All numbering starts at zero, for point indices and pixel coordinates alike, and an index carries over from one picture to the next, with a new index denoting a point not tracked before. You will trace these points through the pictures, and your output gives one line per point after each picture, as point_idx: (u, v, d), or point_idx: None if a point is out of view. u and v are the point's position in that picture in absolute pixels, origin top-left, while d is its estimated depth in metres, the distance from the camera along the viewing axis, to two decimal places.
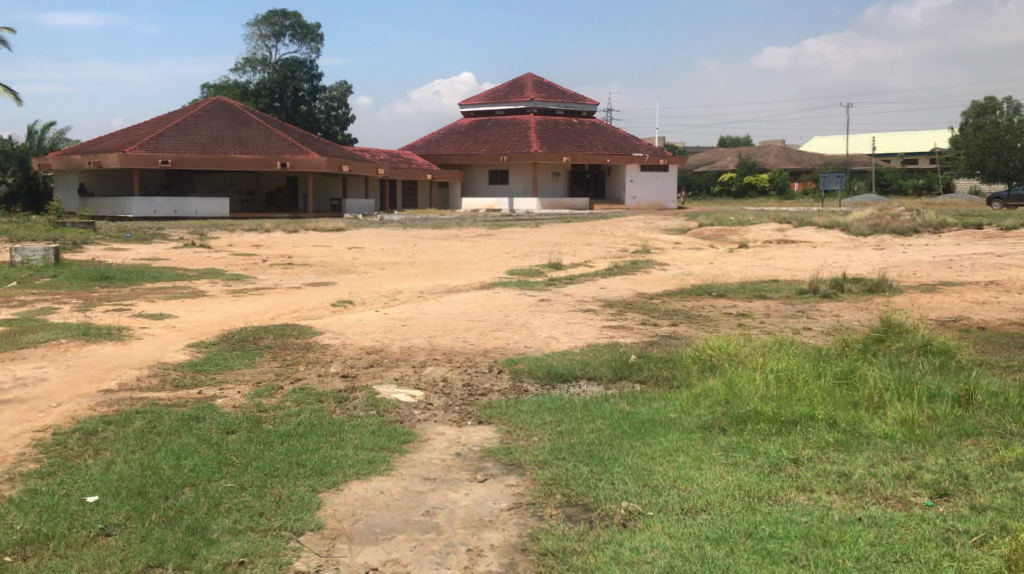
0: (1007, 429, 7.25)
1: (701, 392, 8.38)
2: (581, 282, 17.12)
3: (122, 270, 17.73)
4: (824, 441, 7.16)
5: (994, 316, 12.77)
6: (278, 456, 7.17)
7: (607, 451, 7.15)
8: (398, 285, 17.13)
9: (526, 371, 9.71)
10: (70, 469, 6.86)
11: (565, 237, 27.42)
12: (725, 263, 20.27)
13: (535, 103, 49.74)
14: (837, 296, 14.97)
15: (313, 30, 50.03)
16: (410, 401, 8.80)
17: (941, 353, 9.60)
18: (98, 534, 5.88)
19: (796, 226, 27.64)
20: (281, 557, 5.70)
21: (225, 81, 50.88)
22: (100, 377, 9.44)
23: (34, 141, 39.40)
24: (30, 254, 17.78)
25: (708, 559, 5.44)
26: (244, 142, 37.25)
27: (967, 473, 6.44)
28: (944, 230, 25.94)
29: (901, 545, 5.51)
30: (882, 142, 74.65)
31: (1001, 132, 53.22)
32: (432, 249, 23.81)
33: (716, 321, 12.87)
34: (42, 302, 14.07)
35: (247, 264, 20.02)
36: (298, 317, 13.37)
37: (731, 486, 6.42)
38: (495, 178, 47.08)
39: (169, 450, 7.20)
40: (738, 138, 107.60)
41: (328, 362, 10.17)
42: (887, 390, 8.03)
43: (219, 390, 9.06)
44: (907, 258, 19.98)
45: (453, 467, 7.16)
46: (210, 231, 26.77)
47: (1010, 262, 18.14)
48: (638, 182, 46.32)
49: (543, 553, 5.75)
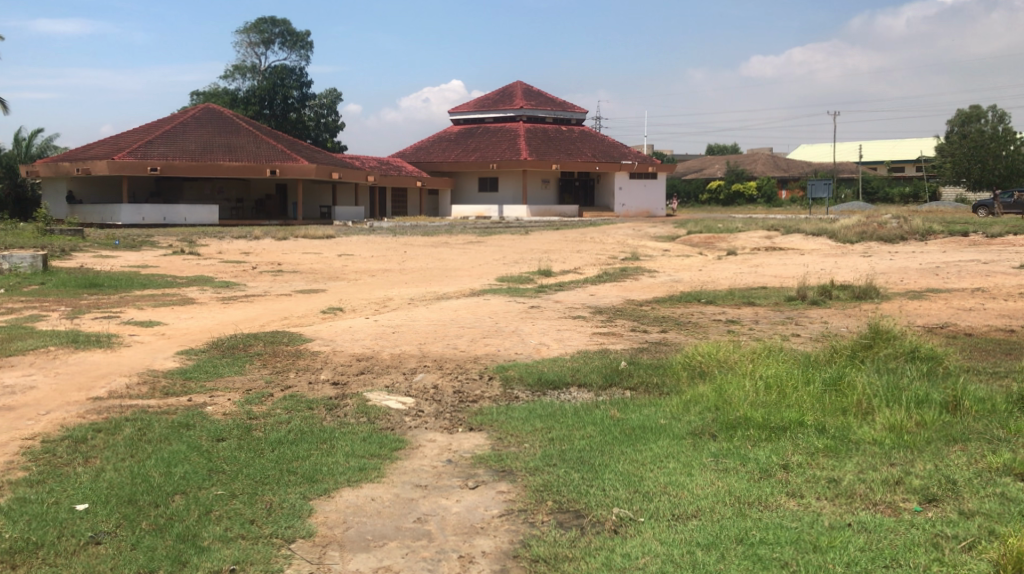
0: (994, 435, 7.30)
1: (691, 397, 8.43)
2: (570, 288, 17.17)
3: (111, 277, 17.64)
4: (814, 447, 7.19)
5: (980, 324, 12.81)
6: (268, 463, 7.16)
7: (598, 457, 7.17)
8: (387, 292, 17.08)
9: (517, 378, 9.74)
10: (59, 477, 6.83)
11: (554, 244, 27.46)
12: (714, 270, 20.39)
13: (523, 111, 50.14)
14: (824, 303, 15.04)
15: (302, 38, 49.86)
16: (400, 408, 8.79)
17: (928, 359, 9.70)
18: (88, 542, 5.86)
19: (784, 233, 27.69)
20: (272, 565, 5.69)
21: (214, 89, 50.85)
22: (90, 385, 9.39)
23: (21, 148, 39.43)
24: (18, 261, 17.70)
25: (699, 565, 5.47)
26: (233, 149, 37.13)
27: (955, 478, 6.49)
28: (931, 237, 25.98)
29: (891, 549, 5.55)
30: (869, 150, 75.03)
31: (985, 140, 53.63)
32: (422, 257, 23.78)
33: (706, 327, 12.93)
34: (30, 310, 13.99)
35: (237, 271, 20.02)
36: (288, 324, 13.36)
37: (722, 491, 6.45)
38: (484, 185, 46.85)
39: (159, 458, 7.17)
40: (725, 146, 108.21)
41: (318, 370, 10.16)
42: (876, 396, 8.10)
43: (209, 397, 9.05)
44: (895, 264, 20.17)
45: (443, 474, 7.16)
46: (198, 238, 26.63)
47: (997, 269, 18.25)
48: (626, 190, 46.47)
49: (534, 560, 5.77)
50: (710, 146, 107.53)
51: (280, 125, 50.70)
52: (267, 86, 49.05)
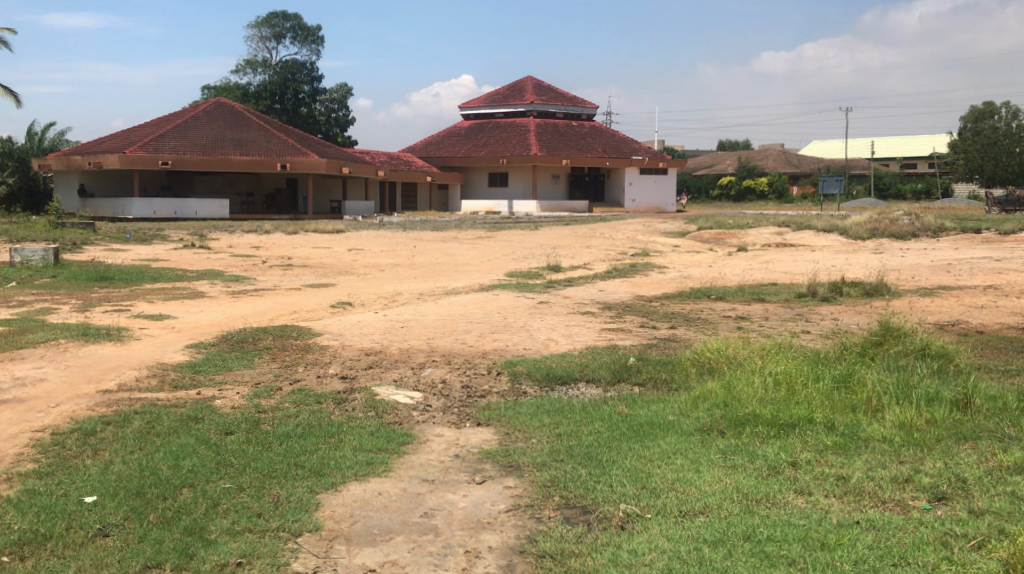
0: (1005, 433, 7.26)
1: (700, 394, 8.39)
2: (579, 284, 17.15)
3: (122, 270, 17.77)
4: (822, 445, 7.16)
5: (991, 321, 12.79)
6: (276, 457, 7.18)
7: (606, 454, 7.14)
8: (397, 287, 17.18)
9: (525, 373, 9.75)
10: (68, 469, 6.85)
11: (564, 239, 27.62)
12: (724, 266, 20.30)
13: (534, 107, 49.92)
14: (836, 300, 15.01)
15: (314, 32, 49.92)
16: (408, 402, 8.81)
17: (939, 356, 9.62)
18: (95, 535, 5.88)
19: (796, 229, 27.67)
20: (279, 559, 5.70)
21: (225, 83, 50.97)
22: (99, 378, 9.43)
23: (34, 141, 39.61)
24: (30, 254, 17.78)
25: (706, 561, 5.45)
26: (244, 143, 37.22)
27: (965, 477, 6.45)
28: (943, 234, 25.92)
29: (900, 548, 5.52)
30: (882, 146, 74.73)
31: (999, 136, 53.41)
32: (431, 252, 23.87)
33: (715, 323, 12.93)
34: (41, 302, 14.11)
35: (246, 265, 20.07)
36: (297, 318, 13.41)
37: (730, 488, 6.43)
38: (494, 180, 46.91)
39: (167, 450, 7.20)
40: (737, 142, 108.25)
41: (327, 364, 10.19)
42: (886, 393, 8.08)
43: (218, 391, 9.08)
44: (906, 261, 20.12)
45: (451, 469, 7.17)
46: (210, 232, 26.82)
47: (1009, 267, 18.20)
48: (637, 185, 46.29)
49: (541, 555, 5.76)
50: (722, 142, 107.58)
51: (290, 119, 50.76)
52: (278, 80, 49.07)
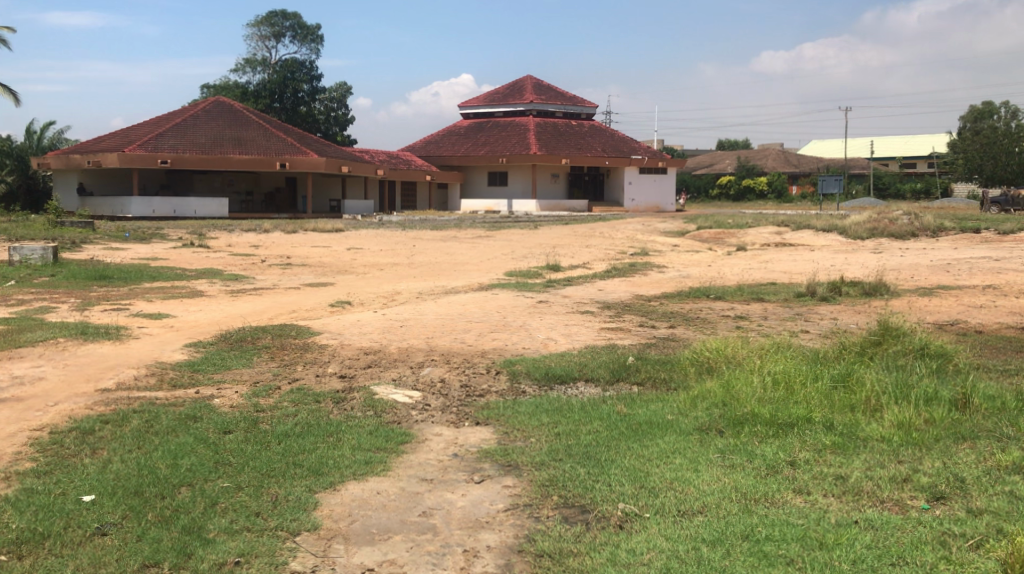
0: (1003, 432, 7.26)
1: (698, 393, 8.39)
2: (578, 283, 17.15)
3: (121, 269, 17.73)
4: (822, 444, 7.15)
5: (990, 320, 12.78)
6: (275, 456, 7.17)
7: (604, 453, 7.14)
8: (396, 286, 17.17)
9: (524, 372, 9.75)
10: (66, 468, 6.84)
11: (564, 238, 27.62)
12: (723, 266, 20.30)
13: (533, 107, 49.88)
14: (835, 299, 15.02)
15: (314, 31, 49.91)
16: (407, 401, 8.80)
17: (938, 356, 9.61)
18: (94, 533, 5.87)
19: (795, 228, 27.69)
20: (277, 557, 5.70)
21: (225, 82, 50.95)
22: (97, 377, 9.43)
23: (33, 140, 39.61)
24: (28, 253, 17.75)
25: (705, 561, 5.45)
26: (243, 142, 37.20)
27: (964, 476, 6.45)
28: (942, 233, 25.91)
29: (898, 547, 5.53)
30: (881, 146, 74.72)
31: (998, 136, 53.42)
32: (431, 251, 23.86)
33: (714, 322, 12.92)
34: (40, 301, 14.08)
35: (246, 264, 20.03)
36: (296, 317, 13.40)
37: (728, 487, 6.43)
38: (493, 180, 46.92)
39: (166, 449, 7.19)
40: (737, 142, 108.33)
41: (326, 363, 10.18)
42: (885, 393, 8.07)
43: (216, 390, 9.07)
44: (905, 261, 20.12)
45: (450, 468, 7.16)
46: (209, 231, 26.80)
47: (1008, 266, 18.17)
48: (637, 184, 46.28)
49: (539, 554, 5.76)
50: (721, 142, 107.58)
51: (290, 117, 50.74)
52: (277, 79, 49.06)
